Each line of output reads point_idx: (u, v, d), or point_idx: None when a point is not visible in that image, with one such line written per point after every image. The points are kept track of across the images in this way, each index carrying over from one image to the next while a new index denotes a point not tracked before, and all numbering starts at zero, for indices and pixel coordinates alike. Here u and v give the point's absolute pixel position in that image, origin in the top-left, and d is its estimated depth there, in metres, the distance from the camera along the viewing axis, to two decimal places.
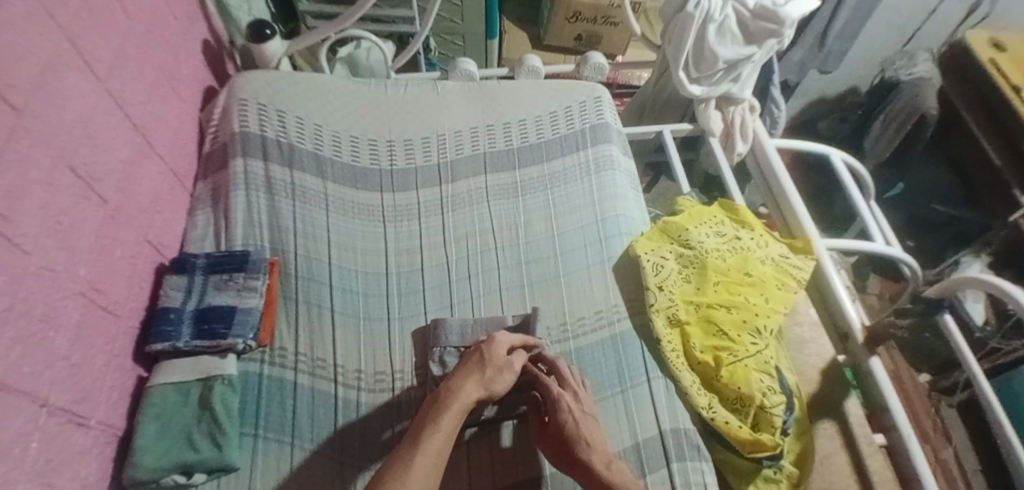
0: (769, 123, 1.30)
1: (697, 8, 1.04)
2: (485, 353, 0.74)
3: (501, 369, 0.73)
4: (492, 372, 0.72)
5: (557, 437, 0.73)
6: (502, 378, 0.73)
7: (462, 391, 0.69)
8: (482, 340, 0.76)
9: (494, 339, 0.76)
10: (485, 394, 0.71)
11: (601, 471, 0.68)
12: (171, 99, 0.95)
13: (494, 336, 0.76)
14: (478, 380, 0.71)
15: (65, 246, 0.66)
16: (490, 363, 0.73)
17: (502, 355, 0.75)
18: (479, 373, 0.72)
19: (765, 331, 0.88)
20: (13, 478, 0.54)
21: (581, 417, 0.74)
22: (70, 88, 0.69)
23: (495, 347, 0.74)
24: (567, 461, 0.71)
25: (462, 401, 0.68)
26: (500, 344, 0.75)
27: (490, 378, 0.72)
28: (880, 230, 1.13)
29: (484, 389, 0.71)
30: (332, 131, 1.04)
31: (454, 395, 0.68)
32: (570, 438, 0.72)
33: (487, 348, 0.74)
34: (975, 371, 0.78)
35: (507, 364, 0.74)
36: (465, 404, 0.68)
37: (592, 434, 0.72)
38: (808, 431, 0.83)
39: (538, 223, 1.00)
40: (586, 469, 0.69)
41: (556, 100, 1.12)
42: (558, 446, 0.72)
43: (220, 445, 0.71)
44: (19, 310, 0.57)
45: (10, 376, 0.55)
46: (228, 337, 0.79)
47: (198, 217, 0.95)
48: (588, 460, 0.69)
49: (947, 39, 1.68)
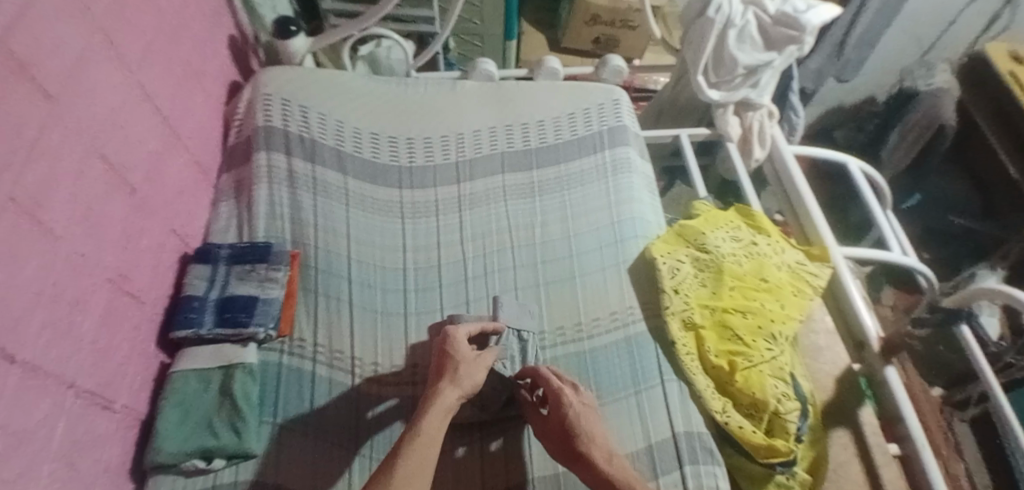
0: (787, 129, 1.29)
1: (718, 13, 1.02)
2: (452, 351, 0.74)
3: (469, 364, 0.74)
4: (465, 368, 0.73)
5: (561, 431, 0.73)
6: (472, 371, 0.73)
7: (439, 395, 0.70)
8: (441, 338, 0.76)
9: (451, 335, 0.76)
10: (467, 391, 0.71)
11: (603, 467, 0.68)
12: (197, 93, 0.96)
13: (450, 330, 0.77)
14: (450, 380, 0.72)
15: (93, 233, 0.67)
16: (454, 360, 0.73)
17: (466, 348, 0.76)
18: (448, 373, 0.72)
19: (781, 337, 0.88)
20: (38, 459, 0.55)
21: (582, 409, 0.74)
22: (102, 80, 0.71)
23: (456, 344, 0.75)
24: (571, 457, 0.71)
25: (440, 405, 0.68)
26: (460, 340, 0.76)
27: (459, 373, 0.72)
28: (897, 240, 1.12)
29: (460, 386, 0.71)
30: (354, 127, 1.05)
31: (432, 398, 0.69)
32: (571, 433, 0.71)
33: (449, 346, 0.75)
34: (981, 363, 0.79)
35: (476, 357, 0.75)
36: (445, 406, 0.68)
37: (592, 427, 0.72)
38: (822, 439, 0.83)
39: (554, 224, 1.00)
40: (588, 466, 0.69)
41: (573, 102, 1.13)
42: (559, 436, 0.72)
43: (240, 432, 0.72)
44: (49, 296, 0.59)
45: (39, 359, 0.56)
46: (249, 326, 0.80)
47: (222, 209, 0.97)
48: (589, 454, 0.69)
49: (965, 51, 1.67)
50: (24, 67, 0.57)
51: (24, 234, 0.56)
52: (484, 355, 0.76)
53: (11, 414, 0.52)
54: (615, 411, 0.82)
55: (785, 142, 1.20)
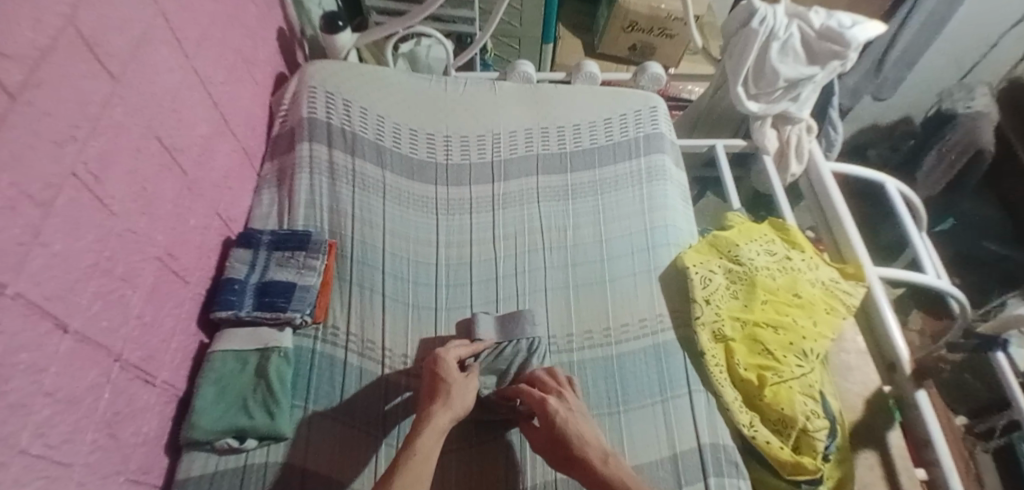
0: (824, 145, 1.27)
1: (762, 25, 1.03)
2: (444, 375, 0.75)
3: (460, 386, 0.74)
4: (456, 390, 0.74)
5: (550, 439, 0.72)
6: (462, 392, 0.74)
7: (431, 417, 0.70)
8: (431, 360, 0.78)
9: (442, 359, 0.77)
10: (460, 412, 0.72)
11: (598, 468, 0.67)
12: (246, 82, 0.99)
13: (439, 354, 0.78)
14: (442, 403, 0.72)
15: (147, 211, 0.69)
16: (447, 383, 0.74)
17: (456, 371, 0.77)
18: (441, 396, 0.73)
19: (811, 354, 0.87)
20: (83, 426, 0.57)
21: (568, 415, 0.73)
22: (161, 63, 0.73)
23: (448, 367, 0.76)
24: (564, 461, 0.70)
25: (435, 426, 0.69)
26: (450, 361, 0.78)
27: (451, 395, 0.73)
28: (931, 262, 1.10)
29: (452, 408, 0.71)
30: (393, 123, 1.07)
31: (425, 420, 0.70)
32: (561, 440, 0.71)
33: (439, 369, 0.76)
34: (1011, 386, 0.78)
35: (465, 379, 0.76)
36: (440, 427, 0.69)
37: (581, 429, 0.72)
38: (849, 459, 0.81)
39: (586, 228, 1.00)
40: (583, 467, 0.68)
41: (611, 107, 1.13)
42: (551, 446, 0.72)
43: (272, 414, 0.74)
44: (102, 268, 0.61)
45: (89, 329, 0.58)
46: (286, 311, 0.82)
47: (264, 196, 0.99)
48: (584, 455, 0.69)
49: (1005, 75, 1.65)
50: (90, 46, 0.59)
51: (83, 208, 0.58)
52: (473, 379, 0.76)
53: (59, 381, 0.54)
54: (638, 418, 0.82)
55: (823, 157, 1.18)
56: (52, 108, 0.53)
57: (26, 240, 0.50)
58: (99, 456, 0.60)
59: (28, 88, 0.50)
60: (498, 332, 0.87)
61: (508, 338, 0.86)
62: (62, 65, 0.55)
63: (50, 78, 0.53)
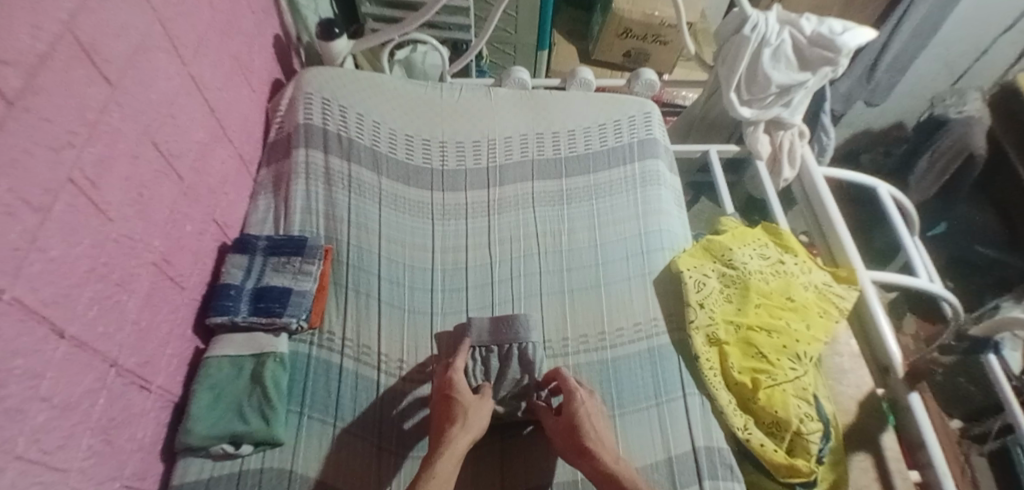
0: (817, 149, 1.28)
1: (754, 31, 1.03)
2: (456, 397, 0.75)
3: (475, 408, 0.74)
4: (467, 409, 0.74)
5: (568, 430, 0.73)
6: (477, 412, 0.74)
7: (452, 441, 0.69)
8: (443, 383, 0.77)
9: (452, 378, 0.77)
10: (476, 435, 0.72)
11: (609, 464, 0.69)
12: (243, 88, 1.00)
13: (450, 375, 0.78)
14: (461, 425, 0.72)
15: (144, 216, 0.69)
16: (462, 406, 0.74)
17: (469, 392, 0.77)
18: (456, 418, 0.73)
19: (805, 357, 0.87)
20: (78, 432, 0.57)
21: (591, 409, 0.75)
22: (159, 71, 0.73)
23: (460, 389, 0.76)
24: (574, 452, 0.71)
25: (451, 452, 0.68)
26: (464, 384, 0.77)
27: (468, 418, 0.73)
28: (923, 265, 1.10)
29: (469, 430, 0.71)
30: (390, 128, 1.07)
31: (443, 445, 0.69)
32: (578, 428, 0.73)
33: (453, 392, 0.76)
34: (1001, 383, 0.80)
35: (480, 401, 0.76)
36: (458, 450, 0.68)
37: (600, 431, 0.73)
38: (842, 462, 0.82)
39: (582, 232, 1.01)
40: (592, 462, 0.69)
41: (605, 113, 1.14)
42: (565, 437, 0.73)
43: (268, 420, 0.74)
44: (99, 274, 0.61)
45: (86, 335, 0.59)
46: (282, 316, 0.82)
47: (259, 202, 0.99)
48: (595, 455, 0.70)
49: (997, 80, 1.68)
50: (88, 52, 0.59)
51: (80, 213, 0.58)
52: (488, 400, 0.76)
53: (55, 386, 0.54)
54: (633, 421, 0.82)
55: (815, 162, 1.19)
56: (50, 114, 0.54)
57: (23, 245, 0.50)
58: (94, 462, 0.60)
59: (26, 94, 0.50)
60: (490, 333, 0.82)
61: (502, 341, 0.81)
62: (59, 71, 0.55)
63: (48, 83, 0.53)
